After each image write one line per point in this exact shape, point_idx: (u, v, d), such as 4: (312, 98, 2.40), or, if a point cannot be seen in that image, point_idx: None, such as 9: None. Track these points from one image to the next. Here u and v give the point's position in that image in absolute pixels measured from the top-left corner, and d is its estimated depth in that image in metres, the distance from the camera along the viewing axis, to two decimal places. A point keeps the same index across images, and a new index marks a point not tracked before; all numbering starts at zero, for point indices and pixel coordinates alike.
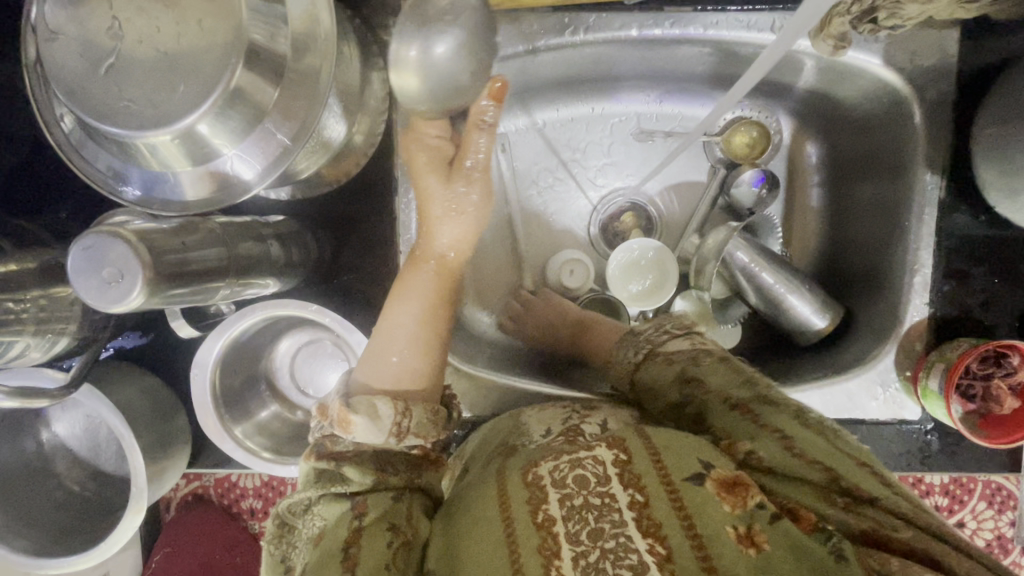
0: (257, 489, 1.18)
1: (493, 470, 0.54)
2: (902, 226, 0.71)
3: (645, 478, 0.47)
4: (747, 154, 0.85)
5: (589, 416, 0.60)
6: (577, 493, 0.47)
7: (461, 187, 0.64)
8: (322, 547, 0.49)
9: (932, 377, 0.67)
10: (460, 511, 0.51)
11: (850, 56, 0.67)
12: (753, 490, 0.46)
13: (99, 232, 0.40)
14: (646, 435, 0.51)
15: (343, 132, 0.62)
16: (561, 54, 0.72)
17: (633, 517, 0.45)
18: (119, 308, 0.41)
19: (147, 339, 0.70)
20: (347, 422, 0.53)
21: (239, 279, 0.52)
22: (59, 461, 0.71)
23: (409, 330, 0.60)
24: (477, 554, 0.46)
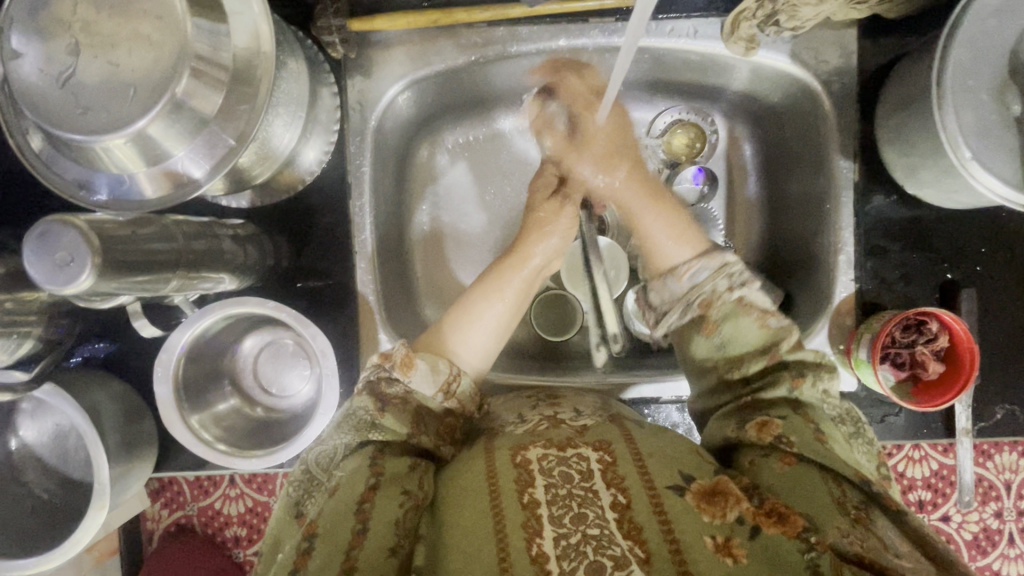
0: (241, 516, 1.27)
1: (478, 448, 0.61)
2: (825, 210, 0.76)
3: (627, 479, 0.54)
4: (687, 153, 0.90)
5: (558, 405, 0.68)
6: (561, 484, 0.53)
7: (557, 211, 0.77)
8: (336, 497, 0.56)
9: (861, 347, 0.71)
10: (453, 496, 0.56)
11: (762, 55, 0.74)
12: (735, 496, 0.52)
13: (54, 220, 0.46)
14: (634, 443, 0.58)
15: (294, 140, 0.68)
16: (501, 66, 0.79)
17: (615, 517, 0.51)
18: (71, 288, 0.46)
19: (115, 347, 0.72)
20: (409, 365, 0.63)
21: (189, 273, 0.58)
22: (28, 469, 0.73)
23: (493, 317, 0.70)
24: (468, 527, 0.52)
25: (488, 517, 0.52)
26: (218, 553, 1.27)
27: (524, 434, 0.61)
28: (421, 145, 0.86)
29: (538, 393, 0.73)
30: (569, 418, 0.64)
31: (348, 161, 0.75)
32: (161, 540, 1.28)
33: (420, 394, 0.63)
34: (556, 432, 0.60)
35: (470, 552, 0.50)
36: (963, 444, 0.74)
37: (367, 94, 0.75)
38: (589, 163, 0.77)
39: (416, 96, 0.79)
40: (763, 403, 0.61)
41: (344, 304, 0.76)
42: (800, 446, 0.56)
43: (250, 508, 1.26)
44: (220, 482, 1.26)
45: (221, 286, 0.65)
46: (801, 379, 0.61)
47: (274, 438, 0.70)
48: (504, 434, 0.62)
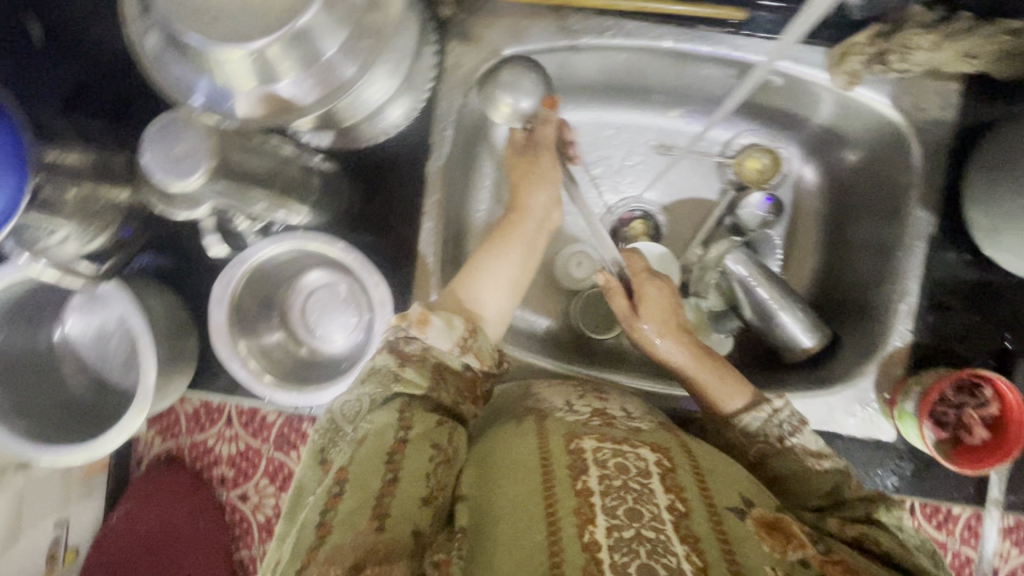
0: (229, 457, 1.28)
1: (529, 427, 0.61)
2: (893, 258, 0.76)
3: (686, 490, 0.53)
4: (758, 179, 0.89)
5: (608, 399, 0.69)
6: (616, 475, 0.53)
7: (541, 173, 0.76)
8: (365, 448, 0.55)
9: (908, 399, 0.70)
10: (501, 467, 0.57)
11: (860, 92, 0.74)
12: (798, 539, 0.52)
13: (178, 119, 0.50)
14: (693, 456, 0.58)
15: (391, 88, 0.68)
16: (599, 56, 0.79)
17: (671, 519, 0.50)
18: (179, 185, 0.49)
19: (173, 261, 0.73)
20: (425, 323, 0.62)
21: (279, 196, 0.61)
22: (65, 362, 0.73)
23: (509, 274, 0.70)
24: (514, 503, 0.52)
25: (539, 495, 0.52)
26: (201, 491, 1.31)
27: (575, 424, 0.61)
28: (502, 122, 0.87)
29: (584, 387, 0.72)
30: (621, 417, 0.64)
31: (434, 122, 0.76)
32: (146, 468, 1.33)
33: (437, 347, 0.62)
34: (611, 430, 0.60)
35: (518, 528, 0.50)
36: (990, 514, 0.73)
37: (466, 60, 0.75)
38: (652, 322, 0.74)
39: None
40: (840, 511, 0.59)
41: (403, 260, 0.76)
42: (887, 550, 0.54)
43: (241, 450, 1.27)
44: (218, 419, 1.29)
45: (293, 220, 0.67)
46: (875, 504, 0.58)
47: (314, 378, 0.70)
48: (556, 419, 0.62)
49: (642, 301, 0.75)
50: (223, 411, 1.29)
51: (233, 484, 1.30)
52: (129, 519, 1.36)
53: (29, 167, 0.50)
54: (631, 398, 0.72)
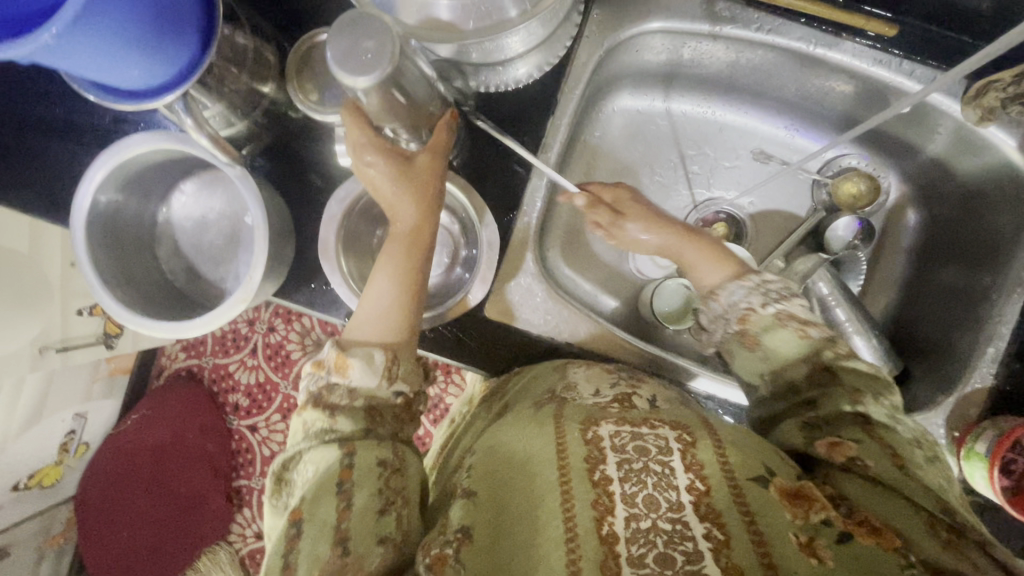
0: (248, 388, 1.45)
1: (547, 414, 0.62)
2: (989, 301, 0.76)
3: (706, 467, 0.52)
4: (852, 203, 0.91)
5: (638, 388, 0.69)
6: (636, 459, 0.54)
7: (404, 168, 0.60)
8: (352, 470, 0.52)
9: (980, 440, 0.70)
10: (518, 460, 0.57)
11: (991, 131, 0.74)
12: (821, 502, 0.50)
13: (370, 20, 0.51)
14: (714, 431, 0.57)
15: (536, 36, 0.68)
16: (734, 46, 0.80)
17: (690, 500, 0.50)
18: (348, 78, 0.51)
19: (270, 167, 0.71)
20: (343, 366, 0.55)
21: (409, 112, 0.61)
22: (163, 245, 0.74)
23: (388, 290, 0.60)
24: (532, 498, 0.53)
25: (556, 491, 0.52)
26: (215, 412, 1.46)
27: (594, 410, 0.62)
28: None
29: (618, 373, 0.72)
30: (643, 405, 0.64)
31: (561, 82, 0.76)
32: (170, 380, 1.48)
33: (364, 391, 0.55)
34: (628, 414, 0.61)
35: (537, 523, 0.51)
36: None
37: (604, 26, 0.75)
38: (637, 220, 0.72)
39: (642, 45, 0.80)
40: (828, 418, 0.59)
41: (504, 212, 0.76)
42: (876, 472, 0.53)
43: (260, 382, 1.44)
44: (242, 347, 1.45)
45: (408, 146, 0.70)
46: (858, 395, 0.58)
47: None
48: (574, 405, 0.64)
49: (625, 208, 0.73)
50: (248, 342, 1.44)
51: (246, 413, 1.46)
52: (144, 426, 1.45)
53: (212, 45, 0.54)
54: (667, 388, 0.71)
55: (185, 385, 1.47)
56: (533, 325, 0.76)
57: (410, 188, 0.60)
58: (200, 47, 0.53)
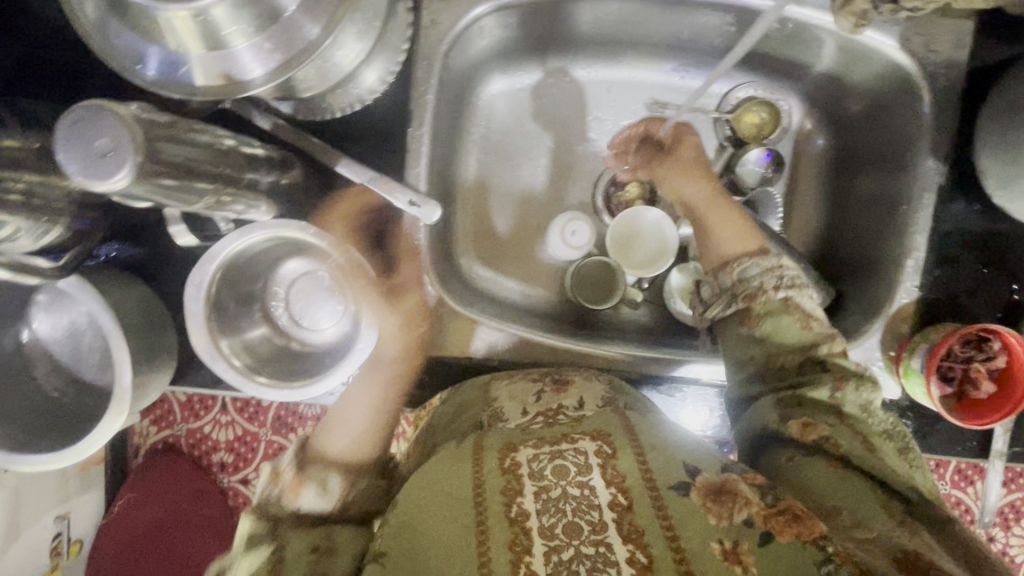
0: (229, 443, 1.21)
1: (467, 443, 0.57)
2: (898, 210, 0.73)
3: (627, 479, 0.51)
4: (755, 134, 0.86)
5: (562, 398, 0.65)
6: (554, 485, 0.51)
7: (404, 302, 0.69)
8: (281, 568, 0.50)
9: (915, 356, 0.69)
10: (429, 502, 0.52)
11: (868, 35, 0.69)
12: (743, 497, 0.49)
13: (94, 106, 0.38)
14: (634, 435, 0.56)
15: (363, 50, 0.62)
16: None
17: (613, 519, 0.48)
18: (103, 186, 0.39)
19: (143, 252, 0.68)
20: (296, 489, 0.57)
21: (228, 187, 0.51)
22: (39, 364, 0.69)
23: (362, 416, 0.63)
24: (447, 541, 0.49)
25: (471, 532, 0.49)
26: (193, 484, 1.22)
27: (515, 431, 0.58)
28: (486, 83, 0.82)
29: (545, 379, 0.69)
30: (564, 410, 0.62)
31: (413, 88, 0.70)
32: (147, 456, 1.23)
33: (315, 515, 0.57)
34: (550, 430, 0.58)
35: (450, 567, 0.47)
36: (993, 467, 0.73)
37: (443, 18, 0.69)
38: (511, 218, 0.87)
39: (491, 26, 0.74)
40: (803, 399, 0.59)
41: (387, 241, 0.71)
42: (846, 451, 0.56)
43: (239, 436, 1.20)
44: (211, 407, 1.20)
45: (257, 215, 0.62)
46: (845, 381, 0.59)
47: (304, 373, 0.67)
48: (495, 428, 0.60)
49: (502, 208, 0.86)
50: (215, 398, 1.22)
51: (233, 470, 1.23)
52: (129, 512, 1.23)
53: None
54: (596, 381, 0.69)
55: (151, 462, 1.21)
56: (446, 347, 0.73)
57: (401, 318, 0.68)
58: None
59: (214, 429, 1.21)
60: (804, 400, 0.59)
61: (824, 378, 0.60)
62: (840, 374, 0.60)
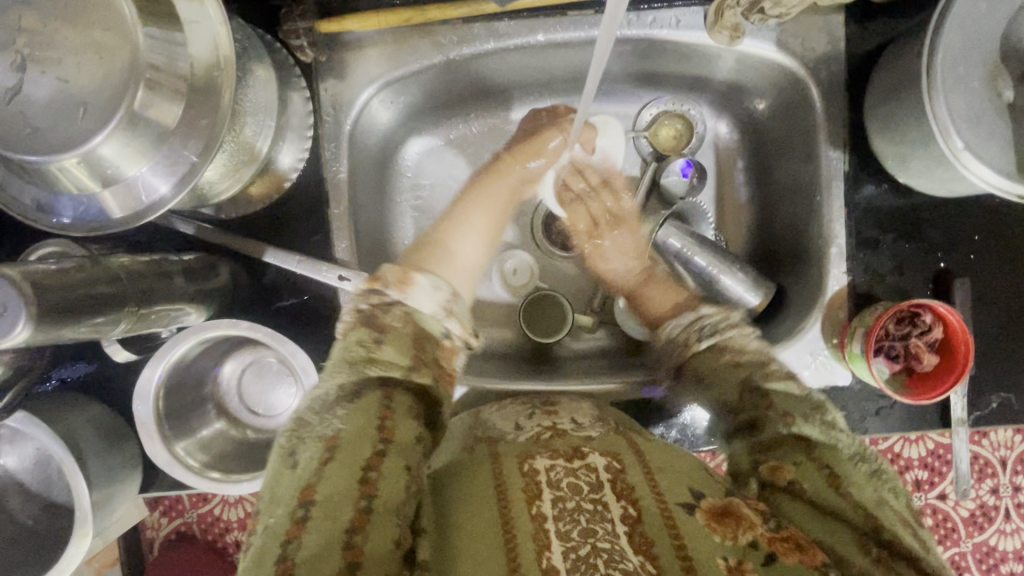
0: (241, 522, 1.15)
1: (482, 457, 0.61)
2: (814, 201, 0.74)
3: (636, 489, 0.53)
4: (673, 146, 0.88)
5: (557, 418, 0.68)
6: (569, 496, 0.53)
7: (501, 192, 0.82)
8: (338, 459, 0.51)
9: (855, 341, 0.70)
10: (466, 506, 0.54)
11: (747, 43, 0.72)
12: (748, 521, 0.50)
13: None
14: (643, 455, 0.58)
15: (262, 149, 0.65)
16: (479, 63, 0.77)
17: (625, 530, 0.49)
18: (4, 342, 0.42)
19: (92, 370, 0.70)
20: (406, 283, 0.64)
21: (140, 311, 0.53)
22: (10, 496, 0.71)
23: (471, 256, 0.77)
24: (477, 537, 0.50)
25: (497, 526, 0.50)
26: (219, 560, 1.15)
27: (530, 446, 0.61)
28: (401, 147, 0.85)
29: (533, 403, 0.73)
30: (572, 431, 0.64)
31: (324, 168, 0.73)
32: (162, 549, 1.16)
33: (416, 309, 0.64)
34: (561, 444, 0.61)
35: (482, 563, 0.47)
36: (958, 435, 0.73)
37: (341, 100, 0.72)
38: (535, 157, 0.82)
39: (392, 97, 0.77)
40: (769, 438, 0.58)
41: (324, 319, 0.72)
42: (813, 492, 0.52)
43: (249, 513, 1.14)
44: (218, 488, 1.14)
45: (187, 320, 0.64)
46: (792, 417, 0.57)
47: (267, 460, 0.69)
48: (508, 445, 0.63)
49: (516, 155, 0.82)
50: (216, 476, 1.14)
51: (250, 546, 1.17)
52: None
53: None
54: (585, 404, 0.72)
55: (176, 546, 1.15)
56: None
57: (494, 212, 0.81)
58: None
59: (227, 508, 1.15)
60: (769, 443, 0.58)
61: (772, 417, 0.58)
62: (787, 409, 0.58)
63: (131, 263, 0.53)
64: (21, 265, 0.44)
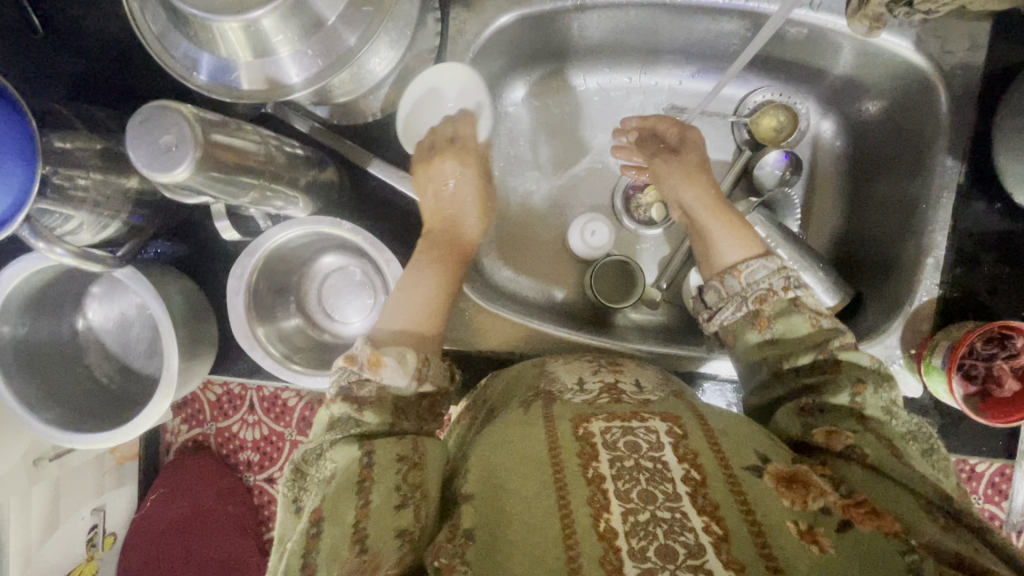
0: (256, 443, 1.16)
1: (535, 410, 0.58)
2: (919, 209, 0.73)
3: (700, 455, 0.51)
4: (773, 137, 0.86)
5: (619, 373, 0.66)
6: (627, 456, 0.50)
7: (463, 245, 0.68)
8: (334, 486, 0.48)
9: (936, 354, 0.69)
10: (515, 454, 0.52)
11: (883, 38, 0.71)
12: (817, 487, 0.49)
13: (157, 107, 0.43)
14: (704, 420, 0.56)
15: (392, 60, 0.66)
16: (606, 15, 0.77)
17: (688, 492, 0.47)
18: (165, 178, 0.44)
19: (191, 246, 0.72)
20: (377, 363, 0.55)
21: (268, 184, 0.55)
22: (91, 351, 0.74)
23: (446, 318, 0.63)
24: (529, 495, 0.48)
25: (551, 488, 0.48)
26: (229, 474, 1.16)
27: (583, 406, 0.58)
28: (506, 90, 0.85)
29: (597, 361, 0.70)
30: (630, 391, 0.61)
31: (440, 93, 0.74)
32: (179, 454, 1.17)
33: (395, 388, 0.55)
34: (618, 406, 0.57)
35: (530, 524, 0.46)
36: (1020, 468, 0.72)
37: (468, 27, 0.72)
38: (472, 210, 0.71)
39: (515, 36, 0.77)
40: (825, 406, 0.58)
41: (413, 239, 0.74)
42: (875, 458, 0.52)
43: (265, 436, 1.14)
44: (239, 405, 1.15)
45: (292, 212, 0.66)
46: (864, 385, 0.58)
47: (335, 362, 0.71)
48: (563, 403, 0.59)
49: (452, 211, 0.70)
50: (244, 396, 1.14)
51: (260, 468, 1.17)
52: (163, 506, 1.16)
53: (37, 156, 0.50)
54: (651, 370, 0.70)
55: (193, 454, 1.16)
56: (468, 340, 0.77)
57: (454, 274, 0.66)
58: (27, 164, 0.50)
59: (246, 428, 1.15)
60: (825, 409, 0.58)
61: (840, 382, 0.59)
62: (857, 377, 0.59)
63: (266, 138, 0.55)
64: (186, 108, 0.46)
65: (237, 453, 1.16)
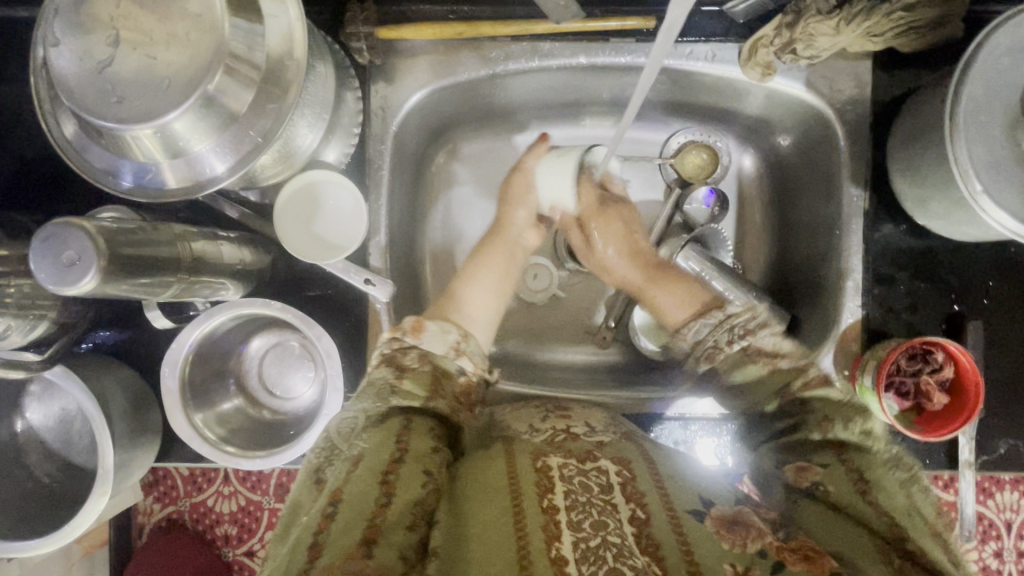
0: (233, 515, 1.11)
1: (496, 449, 0.59)
2: (834, 236, 0.77)
3: (645, 494, 0.52)
4: (698, 174, 0.89)
5: (569, 416, 0.66)
6: (581, 491, 0.51)
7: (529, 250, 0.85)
8: (361, 467, 0.52)
9: (866, 374, 0.71)
10: (477, 486, 0.53)
11: (778, 81, 0.76)
12: (756, 529, 0.49)
13: (60, 223, 0.45)
14: (653, 463, 0.57)
15: (315, 140, 0.69)
16: (523, 80, 0.81)
17: (632, 532, 0.48)
18: (74, 290, 0.45)
19: (128, 335, 0.73)
20: (420, 329, 0.65)
21: (190, 276, 0.56)
22: (31, 451, 0.73)
23: (484, 303, 0.78)
24: (487, 521, 0.48)
25: (509, 514, 0.49)
26: (203, 551, 1.10)
27: (542, 444, 0.59)
28: (438, 153, 0.89)
29: (547, 406, 0.70)
30: (584, 433, 0.62)
31: (368, 165, 0.77)
32: (152, 533, 1.11)
33: (432, 354, 0.64)
34: (574, 445, 0.59)
35: (492, 543, 0.46)
36: (965, 477, 0.74)
37: (388, 104, 0.76)
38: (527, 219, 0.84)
39: (435, 106, 0.81)
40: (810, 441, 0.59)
41: (352, 306, 0.75)
42: (836, 496, 0.54)
43: (242, 507, 1.10)
44: (214, 477, 1.10)
45: (226, 295, 0.67)
46: None
47: (276, 439, 0.70)
48: (523, 441, 0.61)
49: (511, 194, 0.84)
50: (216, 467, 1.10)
51: (239, 541, 1.12)
52: None
53: None
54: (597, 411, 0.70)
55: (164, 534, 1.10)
56: None
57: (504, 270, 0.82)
58: None
59: (221, 500, 1.10)
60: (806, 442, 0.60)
61: None
62: (831, 416, 0.59)
63: (185, 232, 0.56)
64: (92, 219, 0.48)
65: (214, 528, 1.11)
